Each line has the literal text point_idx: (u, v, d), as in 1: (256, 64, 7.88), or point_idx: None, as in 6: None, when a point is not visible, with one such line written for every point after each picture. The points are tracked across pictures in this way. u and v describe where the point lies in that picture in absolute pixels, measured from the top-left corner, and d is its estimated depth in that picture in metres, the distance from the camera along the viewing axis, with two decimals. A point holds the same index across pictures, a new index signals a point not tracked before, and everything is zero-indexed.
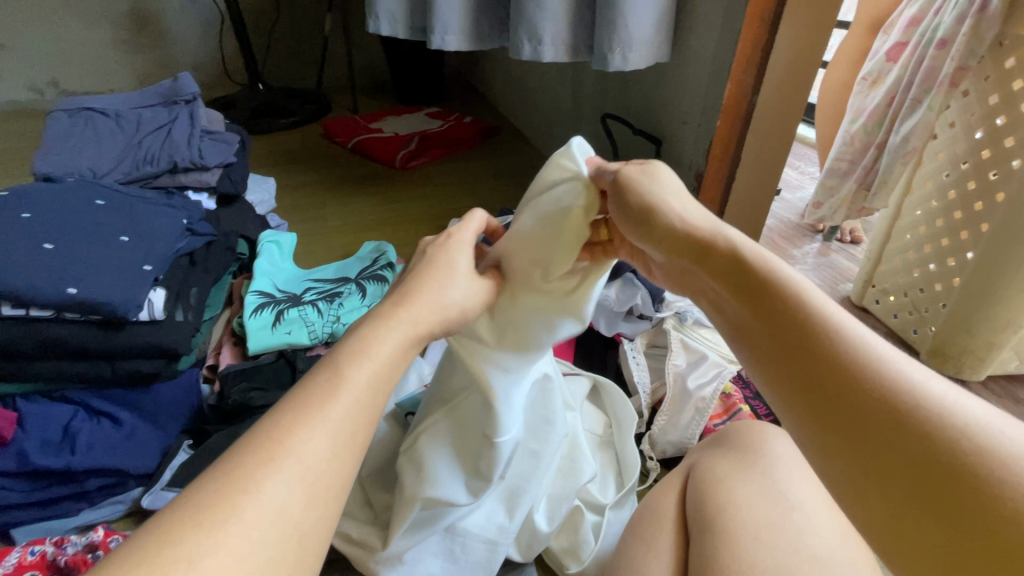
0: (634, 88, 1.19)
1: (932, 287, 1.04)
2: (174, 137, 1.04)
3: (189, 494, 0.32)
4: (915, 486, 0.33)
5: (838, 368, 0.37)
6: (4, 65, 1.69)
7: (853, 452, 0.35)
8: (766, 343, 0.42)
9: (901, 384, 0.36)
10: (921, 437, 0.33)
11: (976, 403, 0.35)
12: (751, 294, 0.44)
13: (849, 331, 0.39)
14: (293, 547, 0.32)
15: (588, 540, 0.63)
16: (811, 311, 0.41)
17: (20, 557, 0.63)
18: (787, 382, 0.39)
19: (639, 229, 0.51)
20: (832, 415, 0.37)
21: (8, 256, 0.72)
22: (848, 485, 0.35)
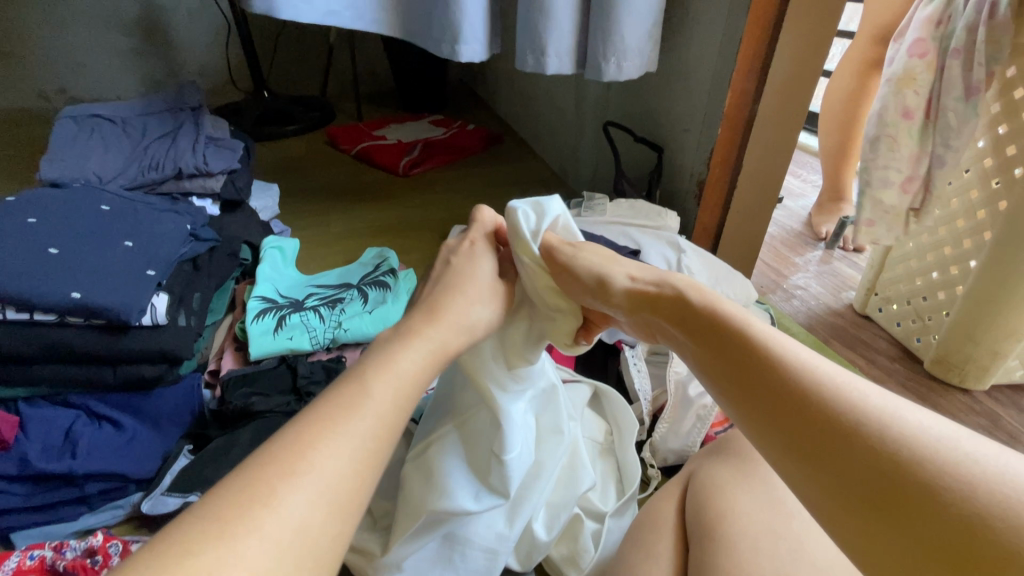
0: (635, 97, 1.20)
1: (935, 295, 1.03)
2: (179, 143, 1.05)
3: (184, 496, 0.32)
4: (875, 499, 0.35)
5: (805, 398, 0.40)
6: (14, 72, 1.71)
7: (816, 471, 0.37)
8: (726, 378, 0.46)
9: (847, 402, 0.39)
10: (870, 450, 0.36)
11: (925, 417, 0.37)
12: (710, 333, 0.49)
13: (798, 359, 0.43)
14: (293, 552, 0.32)
15: (588, 548, 0.62)
16: (761, 343, 0.45)
17: (19, 561, 0.63)
18: (750, 412, 0.43)
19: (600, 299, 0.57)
20: (790, 440, 0.39)
21: (13, 260, 0.72)
22: (830, 510, 0.36)
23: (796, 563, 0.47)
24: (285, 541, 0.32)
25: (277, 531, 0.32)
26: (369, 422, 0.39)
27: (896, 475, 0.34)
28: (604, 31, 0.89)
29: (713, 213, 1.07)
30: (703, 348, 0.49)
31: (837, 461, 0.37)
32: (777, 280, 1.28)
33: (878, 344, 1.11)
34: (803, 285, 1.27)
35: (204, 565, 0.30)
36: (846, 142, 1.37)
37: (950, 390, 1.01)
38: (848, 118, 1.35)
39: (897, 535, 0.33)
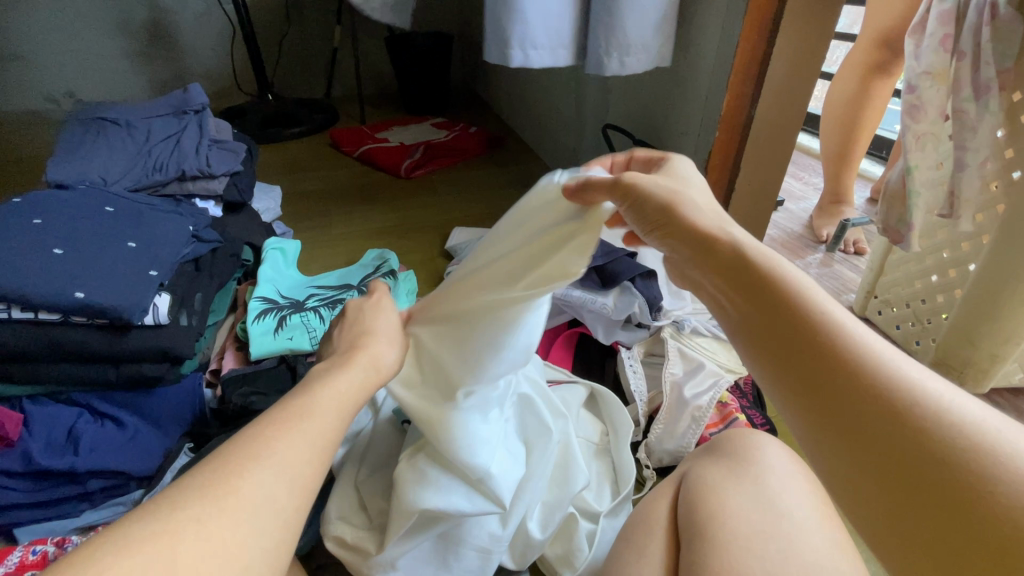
0: (634, 100, 1.21)
1: (934, 298, 1.03)
2: (182, 146, 1.07)
3: None
4: (915, 487, 0.34)
5: (849, 372, 0.38)
6: (23, 75, 1.73)
7: (857, 450, 0.36)
8: (768, 340, 0.42)
9: (900, 385, 0.37)
10: (921, 438, 0.35)
11: (971, 403, 0.37)
12: (753, 292, 0.44)
13: (851, 330, 0.40)
14: None
15: (582, 548, 0.63)
16: (814, 309, 0.41)
17: (22, 557, 0.64)
18: (790, 379, 0.40)
19: (656, 229, 0.50)
20: (833, 415, 0.38)
21: (19, 261, 0.73)
22: (851, 486, 0.37)
23: (787, 562, 0.47)
24: None
25: None
26: None
27: (944, 467, 0.34)
28: (602, 25, 0.90)
29: None
30: (740, 306, 0.45)
31: (882, 445, 0.36)
32: None
33: None
34: None
35: None
36: (846, 145, 1.37)
37: None
38: (848, 121, 1.35)
39: (933, 523, 0.33)
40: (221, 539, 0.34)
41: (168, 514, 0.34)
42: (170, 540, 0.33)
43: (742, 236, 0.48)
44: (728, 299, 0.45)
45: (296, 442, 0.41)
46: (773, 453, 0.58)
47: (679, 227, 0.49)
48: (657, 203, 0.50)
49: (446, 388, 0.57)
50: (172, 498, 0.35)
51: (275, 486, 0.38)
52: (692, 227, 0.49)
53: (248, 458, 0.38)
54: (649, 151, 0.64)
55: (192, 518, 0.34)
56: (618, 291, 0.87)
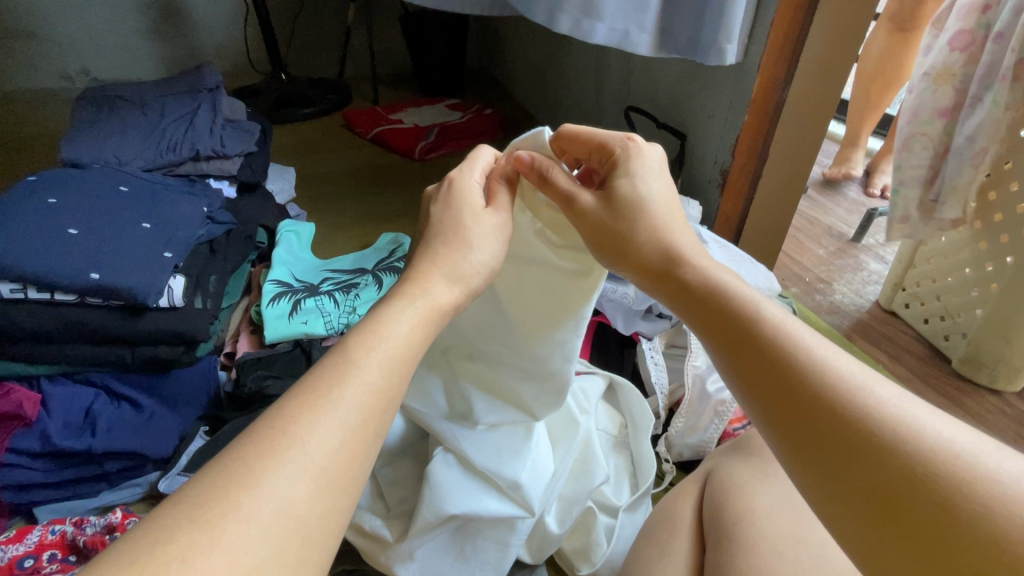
0: (658, 80, 1.16)
1: (967, 292, 0.99)
2: (196, 125, 1.05)
3: (194, 491, 0.32)
4: (887, 509, 0.32)
5: (814, 399, 0.37)
6: (38, 52, 1.72)
7: (831, 474, 0.35)
8: (740, 369, 0.41)
9: (858, 405, 0.36)
10: (885, 461, 0.33)
11: (933, 419, 0.35)
12: (721, 319, 0.43)
13: (814, 353, 0.39)
14: (292, 527, 0.32)
15: (600, 542, 0.62)
16: (775, 332, 0.41)
17: (42, 535, 0.65)
18: (764, 408, 0.39)
19: (616, 249, 0.50)
20: (803, 438, 0.36)
21: (33, 241, 0.73)
22: (838, 520, 0.34)
23: (816, 568, 0.46)
24: (296, 530, 0.32)
25: (287, 521, 0.32)
26: (363, 395, 0.38)
27: (910, 486, 0.32)
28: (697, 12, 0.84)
29: (736, 203, 1.04)
30: (707, 331, 0.44)
31: (851, 470, 0.34)
32: (799, 273, 1.25)
33: (904, 340, 1.08)
34: (826, 279, 1.23)
35: (216, 550, 0.30)
36: None
37: (979, 391, 0.98)
38: None
39: (913, 551, 0.31)
40: (261, 526, 0.31)
41: (211, 504, 0.31)
42: (215, 531, 0.30)
43: (702, 258, 0.48)
44: (694, 322, 0.46)
45: (333, 422, 0.37)
46: None
47: (642, 246, 0.50)
48: (618, 225, 0.50)
49: (488, 401, 0.58)
50: (197, 496, 0.32)
51: (309, 478, 0.34)
52: (656, 246, 0.49)
53: (286, 441, 0.35)
54: (579, 128, 0.56)
55: (226, 510, 0.31)
56: None
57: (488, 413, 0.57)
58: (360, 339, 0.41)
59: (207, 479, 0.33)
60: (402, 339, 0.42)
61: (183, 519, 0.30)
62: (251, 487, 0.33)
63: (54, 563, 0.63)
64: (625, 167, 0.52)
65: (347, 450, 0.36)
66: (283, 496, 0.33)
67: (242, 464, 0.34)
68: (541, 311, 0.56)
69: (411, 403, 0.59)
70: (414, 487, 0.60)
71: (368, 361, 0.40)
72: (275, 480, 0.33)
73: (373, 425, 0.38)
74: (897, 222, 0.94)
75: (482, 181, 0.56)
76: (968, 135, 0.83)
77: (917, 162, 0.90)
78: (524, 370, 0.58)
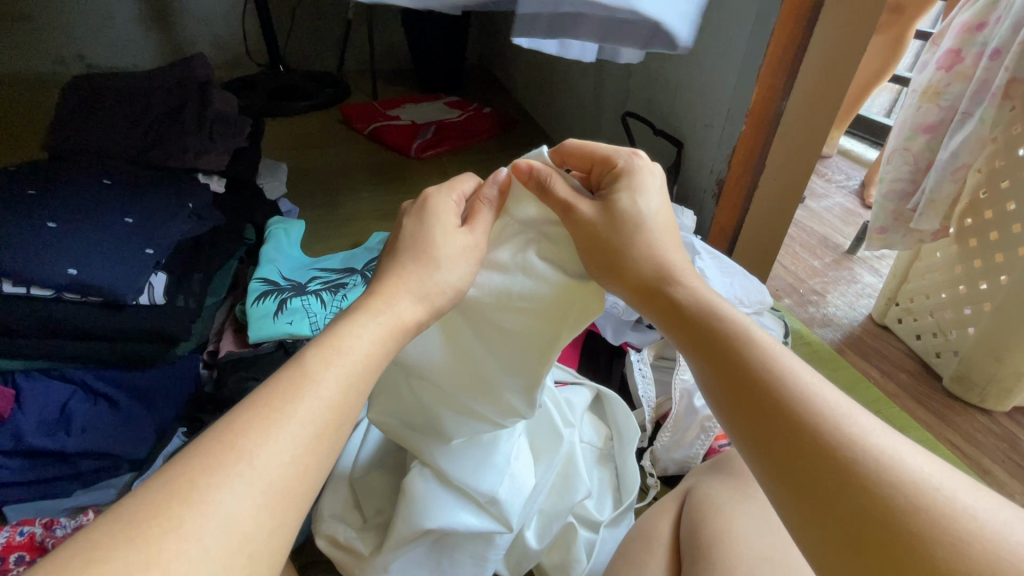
0: (657, 85, 1.15)
1: (960, 310, 0.98)
2: (185, 118, 1.03)
3: (127, 507, 0.31)
4: (866, 547, 0.31)
5: (797, 426, 0.36)
6: (31, 35, 1.69)
7: (813, 505, 0.33)
8: (723, 393, 0.40)
9: (843, 435, 0.35)
10: (867, 496, 0.32)
11: (916, 455, 0.34)
12: (708, 341, 0.43)
13: (800, 380, 0.38)
14: (235, 547, 0.31)
15: (580, 560, 0.60)
16: (763, 357, 0.40)
17: (9, 536, 0.63)
18: (746, 434, 0.38)
19: (608, 262, 0.49)
20: (786, 467, 0.35)
21: (10, 234, 0.71)
22: (816, 555, 0.33)
23: None
24: (240, 550, 0.31)
25: (231, 541, 0.31)
26: (314, 407, 0.37)
27: (891, 525, 0.31)
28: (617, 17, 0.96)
29: (731, 214, 1.02)
30: (694, 352, 0.43)
31: (831, 503, 0.33)
32: (793, 284, 1.24)
33: (895, 356, 1.08)
34: (820, 291, 1.23)
35: (155, 571, 0.28)
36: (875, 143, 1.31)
37: (968, 410, 0.97)
38: None
39: None
40: (204, 544, 0.30)
41: (153, 519, 0.30)
42: (153, 549, 0.29)
43: (693, 280, 0.48)
44: (682, 344, 0.45)
45: (287, 435, 0.35)
46: None
47: (633, 264, 0.48)
48: (611, 239, 0.49)
49: (461, 415, 0.57)
50: (134, 512, 0.30)
51: (256, 492, 0.33)
52: (647, 266, 0.49)
53: (233, 455, 0.34)
54: (584, 143, 0.56)
55: (165, 530, 0.30)
56: None
57: (461, 428, 0.57)
58: (316, 353, 0.40)
59: (150, 493, 0.32)
60: (362, 354, 0.41)
61: (120, 538, 0.29)
62: (191, 504, 0.31)
63: (22, 565, 0.62)
64: (625, 179, 0.52)
65: (300, 465, 0.35)
66: (228, 514, 0.32)
67: (183, 479, 0.32)
68: (520, 312, 0.53)
69: (386, 419, 0.59)
70: (391, 498, 0.59)
71: (325, 375, 0.39)
72: (220, 496, 0.32)
73: (326, 440, 0.37)
74: (875, 232, 1.01)
75: (459, 201, 0.54)
76: (952, 152, 0.85)
77: (896, 174, 0.96)
78: (499, 377, 0.55)
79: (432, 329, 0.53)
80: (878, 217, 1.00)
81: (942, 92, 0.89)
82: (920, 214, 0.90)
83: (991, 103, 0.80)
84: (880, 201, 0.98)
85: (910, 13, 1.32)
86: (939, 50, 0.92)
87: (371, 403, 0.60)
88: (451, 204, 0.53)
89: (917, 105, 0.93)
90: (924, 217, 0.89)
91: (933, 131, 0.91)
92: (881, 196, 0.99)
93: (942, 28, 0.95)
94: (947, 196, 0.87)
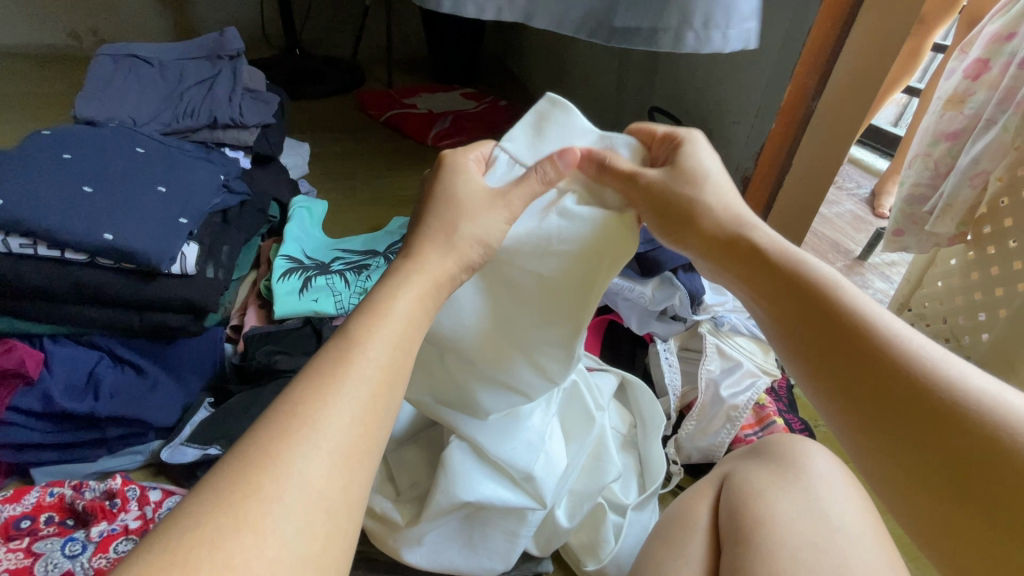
0: (682, 82, 1.16)
1: (974, 316, 1.00)
2: (216, 92, 1.03)
3: (219, 471, 0.32)
4: (962, 476, 0.34)
5: (887, 370, 0.38)
6: (46, 6, 1.67)
7: (895, 451, 0.37)
8: (805, 340, 0.43)
9: (935, 378, 0.37)
10: (963, 432, 0.35)
11: (1001, 389, 0.37)
12: (788, 292, 0.45)
13: (885, 327, 0.41)
14: (313, 503, 0.31)
15: (608, 540, 0.62)
16: (845, 305, 0.42)
17: (40, 497, 0.64)
18: (830, 380, 0.40)
19: (680, 225, 0.51)
20: (875, 411, 0.38)
21: (46, 195, 0.70)
22: (911, 488, 0.36)
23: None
24: (320, 508, 0.32)
25: (310, 499, 0.31)
26: (368, 367, 0.37)
27: (985, 457, 0.34)
28: None
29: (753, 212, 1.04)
30: (772, 305, 0.45)
31: (925, 440, 0.36)
32: None
33: None
34: None
35: (244, 530, 0.29)
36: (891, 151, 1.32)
37: None
38: None
39: (985, 513, 0.33)
40: (284, 504, 0.31)
41: (234, 486, 0.30)
42: (238, 514, 0.29)
43: (769, 233, 0.49)
44: (757, 294, 0.47)
45: (345, 398, 0.35)
46: (821, 462, 0.55)
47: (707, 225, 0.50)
48: (684, 201, 0.51)
49: (495, 390, 0.56)
50: (216, 481, 0.31)
51: (324, 454, 0.33)
52: (722, 221, 0.50)
53: (296, 424, 0.34)
54: (645, 126, 0.59)
55: (247, 492, 0.30)
56: (657, 280, 0.81)
57: (498, 403, 0.56)
58: (361, 321, 0.40)
59: (227, 467, 0.32)
60: (403, 318, 0.41)
61: (206, 508, 0.29)
62: (275, 466, 0.32)
63: (52, 526, 0.63)
64: (682, 150, 0.53)
65: (359, 427, 0.35)
66: (303, 474, 0.32)
67: (258, 446, 0.33)
68: (558, 256, 0.53)
69: (419, 396, 0.58)
70: (426, 474, 0.60)
71: (372, 339, 0.39)
72: (296, 458, 0.32)
73: (382, 401, 0.37)
74: (892, 236, 1.01)
75: (478, 159, 0.55)
76: (972, 157, 0.87)
77: (916, 179, 0.98)
78: (535, 337, 0.55)
79: (471, 279, 0.53)
80: (895, 219, 1.01)
81: (968, 100, 0.90)
82: (937, 217, 0.92)
83: (1016, 111, 0.81)
84: (899, 205, 1.00)
85: (933, 24, 1.33)
86: (967, 58, 0.93)
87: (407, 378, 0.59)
88: (471, 164, 0.54)
89: (941, 113, 0.95)
90: (941, 221, 0.91)
91: (958, 138, 0.93)
92: (901, 199, 1.00)
93: (970, 36, 0.96)
94: (965, 202, 0.89)
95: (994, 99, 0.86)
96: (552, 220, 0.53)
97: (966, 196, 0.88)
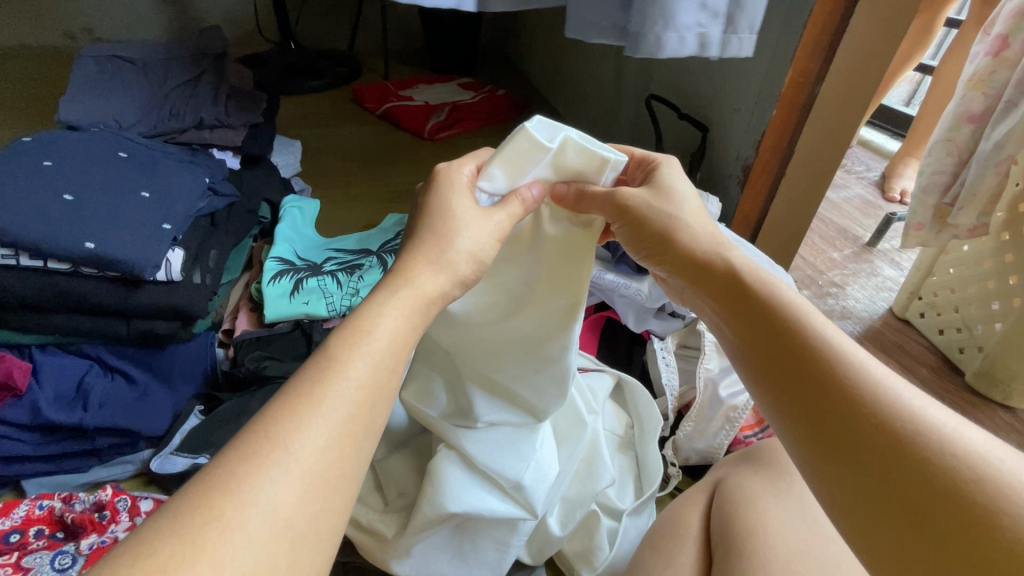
0: (682, 69, 1.12)
1: (987, 305, 0.96)
2: (201, 93, 1.02)
3: (177, 501, 0.30)
4: (914, 513, 0.32)
5: (845, 396, 0.36)
6: (39, 7, 1.65)
7: (858, 472, 0.34)
8: (765, 364, 0.40)
9: (895, 410, 0.35)
10: (919, 466, 0.32)
11: (972, 432, 0.34)
12: (751, 316, 0.43)
13: (851, 355, 0.38)
14: (279, 530, 0.30)
15: (603, 547, 0.60)
16: (811, 329, 0.40)
17: (29, 510, 0.63)
18: (788, 404, 0.38)
19: (652, 249, 0.51)
20: (829, 438, 0.35)
21: (26, 204, 0.69)
22: (859, 520, 0.33)
23: None
24: (286, 537, 0.30)
25: (276, 529, 0.30)
26: (352, 387, 0.36)
27: (937, 493, 0.31)
28: None
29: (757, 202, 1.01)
30: (736, 328, 0.44)
31: (880, 471, 0.33)
32: (812, 276, 1.22)
33: (916, 349, 1.06)
34: (840, 283, 1.21)
35: (201, 560, 0.27)
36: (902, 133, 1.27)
37: (991, 407, 0.96)
38: None
39: (933, 554, 0.30)
40: (249, 532, 0.29)
41: (192, 514, 0.29)
42: (197, 542, 0.28)
43: (742, 257, 0.47)
44: (723, 315, 0.45)
45: (323, 419, 0.34)
46: None
47: (673, 248, 0.49)
48: (656, 222, 0.50)
49: (489, 401, 0.56)
50: (179, 504, 0.30)
51: (293, 483, 0.32)
52: (688, 244, 0.49)
53: (268, 447, 0.32)
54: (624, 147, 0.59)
55: (209, 517, 0.29)
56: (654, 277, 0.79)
57: (488, 410, 0.55)
58: (341, 338, 0.38)
59: (183, 498, 0.30)
60: (385, 333, 0.39)
61: (153, 539, 0.28)
62: (238, 497, 0.30)
63: (42, 539, 0.62)
64: (658, 174, 0.53)
65: (336, 451, 0.34)
66: (271, 501, 0.30)
67: (219, 473, 0.31)
68: (541, 271, 0.53)
69: (412, 402, 0.58)
70: (415, 481, 0.58)
71: (352, 356, 0.37)
72: (260, 485, 0.31)
73: (360, 424, 0.35)
74: (912, 228, 0.96)
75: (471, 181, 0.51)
76: (996, 142, 0.82)
77: (937, 167, 0.92)
78: (526, 353, 0.55)
79: (461, 301, 0.53)
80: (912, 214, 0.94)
81: (988, 80, 0.86)
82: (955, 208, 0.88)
83: None
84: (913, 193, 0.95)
85: None
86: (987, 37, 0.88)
87: (407, 375, 0.60)
88: (468, 178, 0.51)
89: (963, 93, 0.89)
90: (963, 212, 0.87)
91: (979, 121, 0.88)
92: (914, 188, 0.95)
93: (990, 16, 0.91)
94: (986, 189, 0.85)
95: (1016, 78, 0.81)
96: (529, 237, 0.53)
97: (988, 183, 0.84)
